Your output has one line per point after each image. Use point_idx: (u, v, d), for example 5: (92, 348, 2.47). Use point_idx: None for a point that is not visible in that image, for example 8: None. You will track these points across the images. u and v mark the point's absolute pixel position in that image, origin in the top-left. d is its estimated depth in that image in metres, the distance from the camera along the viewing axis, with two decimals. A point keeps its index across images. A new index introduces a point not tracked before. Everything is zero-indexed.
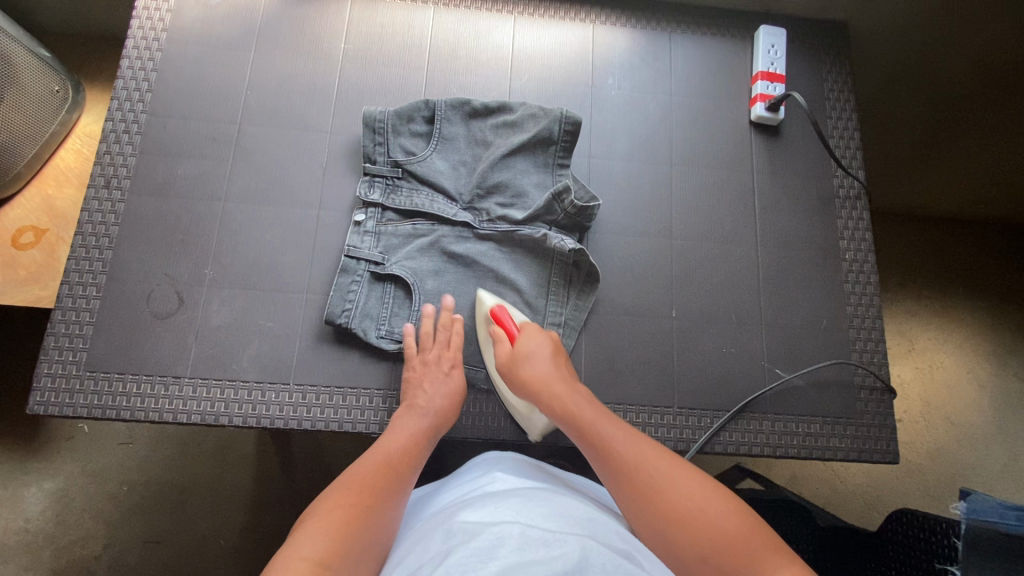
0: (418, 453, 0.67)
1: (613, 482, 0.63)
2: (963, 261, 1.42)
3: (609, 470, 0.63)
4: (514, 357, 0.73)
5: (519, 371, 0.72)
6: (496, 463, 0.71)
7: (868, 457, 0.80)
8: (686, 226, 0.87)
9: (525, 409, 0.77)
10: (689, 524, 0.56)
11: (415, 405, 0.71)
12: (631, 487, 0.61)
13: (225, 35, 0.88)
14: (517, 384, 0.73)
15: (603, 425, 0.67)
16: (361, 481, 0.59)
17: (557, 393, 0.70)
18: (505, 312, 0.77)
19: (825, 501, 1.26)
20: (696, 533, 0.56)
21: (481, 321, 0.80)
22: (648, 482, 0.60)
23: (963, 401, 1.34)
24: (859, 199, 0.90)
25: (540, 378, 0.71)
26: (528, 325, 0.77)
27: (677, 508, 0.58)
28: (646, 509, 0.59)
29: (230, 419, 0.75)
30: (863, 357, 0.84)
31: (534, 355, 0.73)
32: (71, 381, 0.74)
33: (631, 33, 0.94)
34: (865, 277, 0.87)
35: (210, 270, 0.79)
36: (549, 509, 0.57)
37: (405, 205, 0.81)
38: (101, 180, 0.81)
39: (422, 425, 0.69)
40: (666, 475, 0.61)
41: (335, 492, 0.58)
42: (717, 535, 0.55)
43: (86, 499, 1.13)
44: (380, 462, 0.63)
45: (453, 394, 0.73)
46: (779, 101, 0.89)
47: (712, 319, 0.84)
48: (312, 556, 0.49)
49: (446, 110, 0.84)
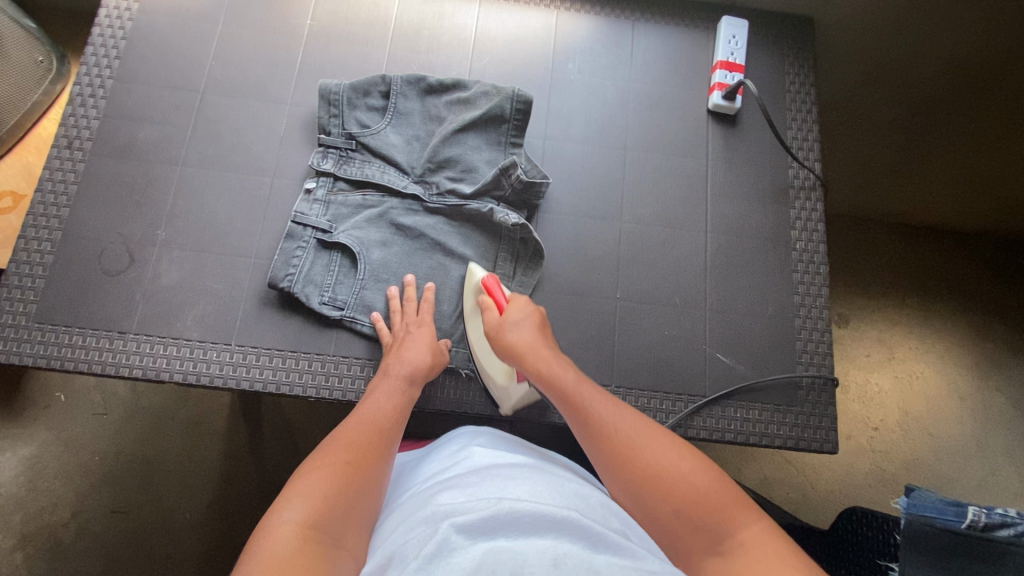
0: (401, 411, 0.68)
1: (594, 445, 0.62)
2: (942, 267, 1.41)
3: (589, 433, 0.63)
4: (500, 325, 0.74)
5: (505, 338, 0.73)
6: (476, 434, 0.70)
7: (806, 446, 0.80)
8: (637, 210, 0.88)
9: (503, 378, 0.77)
10: (666, 486, 0.56)
11: (389, 368, 0.72)
12: (612, 451, 0.60)
13: (194, 7, 0.91)
14: (501, 351, 0.73)
15: (587, 391, 0.67)
16: (351, 444, 0.60)
17: (542, 359, 0.70)
18: (496, 283, 0.78)
19: (794, 505, 1.24)
20: (674, 493, 0.55)
21: (469, 291, 0.81)
22: (628, 444, 0.60)
23: (936, 409, 1.32)
24: (814, 190, 0.90)
25: (526, 343, 0.72)
26: (518, 297, 0.77)
27: (655, 471, 0.57)
28: (624, 471, 0.58)
29: (171, 375, 0.76)
30: (808, 347, 0.84)
31: (520, 325, 0.73)
32: (20, 331, 0.76)
33: (594, 19, 0.96)
34: (815, 267, 0.87)
35: (162, 230, 0.81)
36: (538, 482, 0.55)
37: (356, 176, 0.83)
38: (64, 141, 0.84)
39: (399, 384, 0.70)
40: (647, 439, 0.60)
41: (326, 454, 0.58)
42: (693, 495, 0.54)
43: (51, 461, 1.15)
44: (368, 425, 0.63)
45: (428, 353, 0.74)
46: (734, 90, 0.90)
47: (658, 302, 0.84)
48: (298, 519, 0.50)
49: (402, 85, 0.85)
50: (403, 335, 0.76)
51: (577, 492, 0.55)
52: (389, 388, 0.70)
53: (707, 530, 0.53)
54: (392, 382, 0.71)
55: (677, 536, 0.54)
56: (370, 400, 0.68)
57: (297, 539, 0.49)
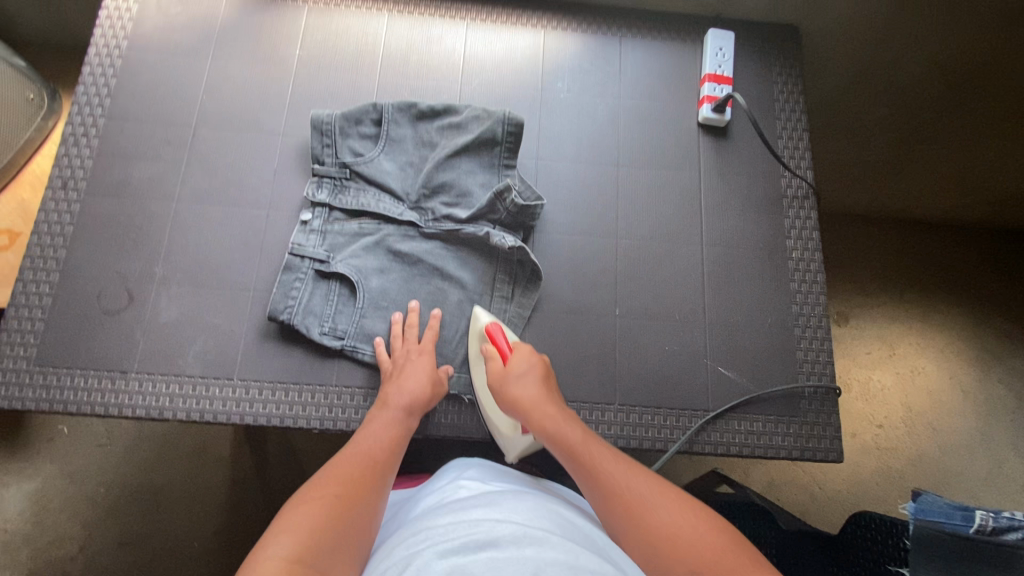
0: (393, 445, 0.67)
1: (606, 506, 0.60)
2: (938, 263, 1.41)
3: (601, 495, 0.61)
4: (503, 376, 0.73)
5: (508, 389, 0.72)
6: (466, 466, 0.72)
7: (811, 455, 0.80)
8: (633, 226, 0.88)
9: (508, 430, 0.77)
10: (683, 546, 0.54)
11: (388, 399, 0.72)
12: (626, 513, 0.58)
13: (183, 42, 0.91)
14: (506, 404, 0.73)
15: (592, 447, 0.67)
16: (340, 479, 0.59)
17: (547, 415, 0.70)
18: (499, 329, 0.78)
19: (802, 508, 1.24)
20: (692, 553, 0.53)
21: (474, 337, 0.81)
22: (640, 504, 0.59)
23: (939, 405, 1.32)
24: (807, 198, 0.91)
25: (528, 395, 0.71)
26: (521, 345, 0.77)
27: (670, 531, 0.55)
28: (639, 532, 0.56)
29: (175, 414, 0.76)
30: (809, 356, 0.84)
31: (524, 376, 0.73)
32: (21, 375, 0.76)
33: (581, 37, 0.96)
34: (812, 275, 0.87)
35: (160, 268, 0.81)
36: (518, 508, 0.57)
37: (351, 205, 0.83)
38: (58, 182, 0.84)
39: (395, 417, 0.70)
40: (660, 499, 0.59)
41: (313, 489, 0.57)
42: (710, 555, 0.53)
43: (56, 498, 1.14)
44: (356, 457, 0.63)
45: (428, 385, 0.74)
46: (724, 103, 0.90)
47: (658, 316, 0.84)
48: (286, 554, 0.48)
49: (393, 112, 0.86)
50: (403, 362, 0.76)
51: (557, 518, 0.57)
52: (386, 420, 0.70)
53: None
54: (391, 412, 0.71)
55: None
56: (363, 432, 0.68)
57: (284, 571, 0.46)
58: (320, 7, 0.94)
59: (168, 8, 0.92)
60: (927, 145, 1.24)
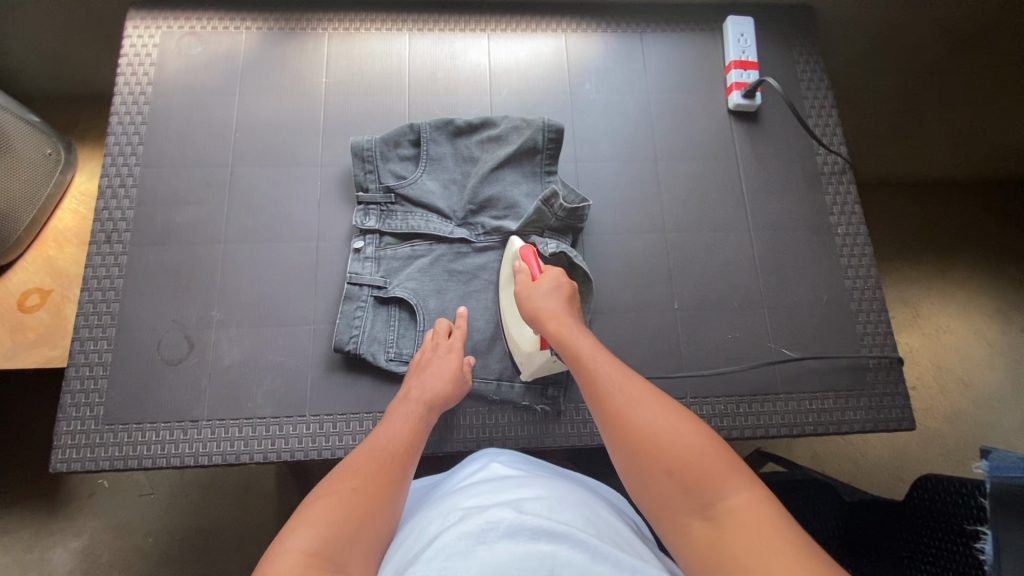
0: (416, 437, 0.65)
1: (597, 405, 0.61)
2: (961, 223, 1.41)
3: (597, 399, 0.61)
4: (526, 292, 0.73)
5: (528, 304, 0.72)
6: (496, 453, 0.71)
7: (885, 426, 0.80)
8: (677, 218, 0.89)
9: (530, 346, 0.76)
10: (663, 449, 0.54)
11: (409, 392, 0.71)
12: (617, 419, 0.58)
13: (209, 82, 0.90)
14: (525, 316, 0.72)
15: (601, 356, 0.64)
16: (363, 470, 0.58)
17: (562, 324, 0.68)
18: (531, 253, 0.78)
19: (849, 476, 1.24)
20: (671, 458, 0.54)
21: (509, 259, 0.82)
22: (633, 412, 0.58)
23: (974, 361, 1.32)
24: (844, 173, 0.92)
25: (548, 311, 0.70)
26: (552, 268, 0.75)
27: (656, 437, 0.55)
28: (626, 437, 0.56)
29: (251, 457, 0.75)
30: (867, 329, 0.85)
31: (545, 294, 0.72)
32: (91, 436, 0.75)
33: (603, 37, 0.97)
34: (859, 249, 0.88)
35: (217, 311, 0.80)
36: (547, 494, 0.56)
37: (402, 228, 0.84)
38: (102, 236, 0.83)
39: (417, 409, 0.69)
40: (653, 407, 0.58)
41: (336, 479, 0.57)
42: (685, 458, 0.53)
43: (111, 553, 1.11)
44: (384, 448, 0.62)
45: (449, 380, 0.72)
46: (754, 88, 0.91)
47: (713, 307, 0.85)
48: (304, 548, 0.48)
49: (431, 131, 0.87)
50: (430, 356, 0.75)
51: (584, 507, 0.56)
52: (405, 411, 0.68)
53: (693, 495, 0.51)
54: (411, 406, 0.69)
55: (663, 498, 0.53)
56: (387, 424, 0.66)
57: (301, 567, 0.47)
58: (341, 32, 0.94)
59: (189, 49, 0.91)
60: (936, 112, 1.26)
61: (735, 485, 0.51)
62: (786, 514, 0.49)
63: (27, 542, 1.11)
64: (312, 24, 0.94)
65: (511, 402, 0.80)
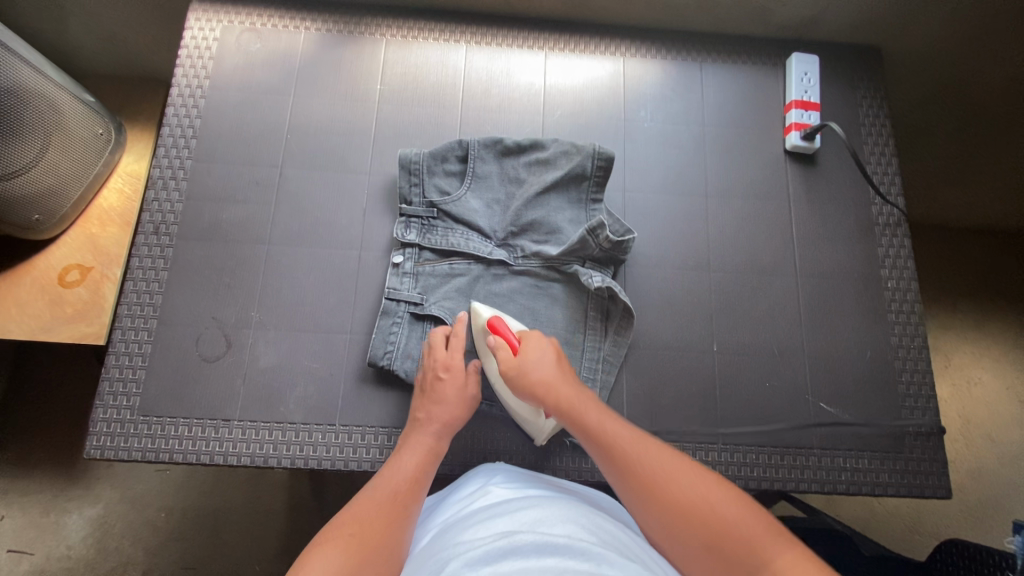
0: (424, 472, 0.66)
1: (625, 483, 0.59)
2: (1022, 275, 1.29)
3: (622, 477, 0.60)
4: (519, 367, 0.70)
5: (529, 378, 0.69)
6: (492, 473, 0.70)
7: (919, 493, 0.79)
8: (723, 257, 0.87)
9: (532, 414, 0.75)
10: (703, 523, 0.54)
11: (417, 420, 0.71)
12: (647, 494, 0.57)
13: (265, 80, 0.90)
14: (522, 391, 0.70)
15: (612, 427, 0.64)
16: (367, 508, 0.59)
17: (568, 398, 0.67)
18: (503, 323, 0.75)
19: (863, 524, 1.17)
20: (709, 531, 0.53)
21: (480, 331, 0.78)
22: (662, 485, 0.57)
23: (1004, 419, 1.23)
24: (899, 226, 0.89)
25: (549, 381, 0.69)
26: (528, 334, 0.74)
27: (690, 508, 0.55)
28: (661, 514, 0.56)
29: (279, 461, 0.75)
30: (910, 390, 0.83)
31: (540, 363, 0.70)
32: (126, 425, 0.76)
33: (662, 64, 0.95)
34: (909, 306, 0.86)
35: (256, 312, 0.81)
36: (545, 513, 0.56)
37: (442, 245, 0.84)
38: (150, 226, 0.83)
39: (427, 440, 0.69)
40: (678, 475, 0.58)
41: (341, 523, 0.58)
42: (727, 530, 0.53)
43: (125, 526, 1.13)
44: (389, 486, 0.63)
45: (458, 406, 0.72)
46: (815, 131, 0.88)
47: (752, 352, 0.83)
48: None
49: (479, 149, 0.86)
50: (434, 378, 0.74)
51: (584, 519, 0.55)
52: (415, 443, 0.69)
53: (741, 566, 0.51)
54: (421, 436, 0.70)
55: (710, 574, 0.53)
56: (396, 459, 0.67)
57: None
58: (398, 39, 0.93)
59: (248, 45, 0.92)
60: (998, 181, 1.15)
61: (778, 545, 0.51)
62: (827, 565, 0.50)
63: (43, 507, 1.13)
64: (371, 29, 0.93)
65: (539, 431, 0.79)
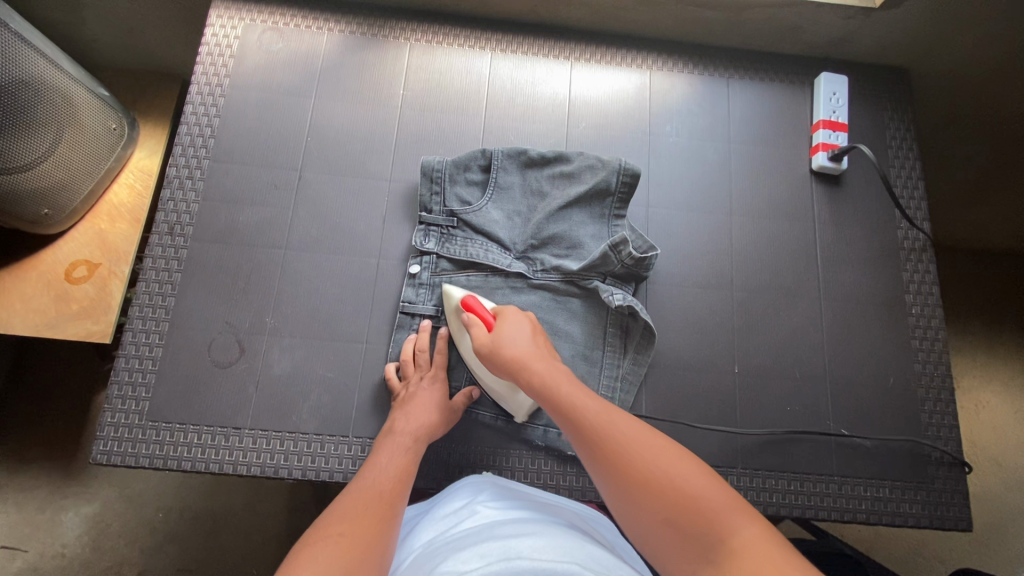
0: (405, 471, 0.64)
1: (589, 453, 0.55)
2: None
3: (584, 445, 0.56)
4: (492, 342, 0.67)
5: (500, 352, 0.66)
6: (478, 490, 0.67)
7: (940, 524, 0.78)
8: (745, 277, 0.86)
9: (508, 391, 0.75)
10: (660, 493, 0.49)
11: (395, 426, 0.70)
12: (607, 461, 0.53)
13: (286, 81, 0.89)
14: (498, 366, 0.66)
15: (579, 394, 0.59)
16: (351, 511, 0.55)
17: (533, 365, 0.63)
18: (477, 302, 0.73)
19: (868, 546, 1.15)
20: (666, 503, 0.49)
21: (453, 313, 0.77)
22: (623, 452, 0.53)
23: (1014, 445, 1.22)
24: (925, 251, 0.88)
25: (517, 352, 0.65)
26: (503, 309, 0.71)
27: (650, 476, 0.51)
28: (620, 482, 0.52)
29: (290, 473, 0.74)
30: (933, 419, 0.81)
31: (512, 336, 0.67)
32: (134, 430, 0.74)
33: (689, 78, 0.94)
34: (932, 333, 0.85)
35: (270, 318, 0.79)
36: (539, 534, 0.53)
37: (460, 255, 0.82)
38: (165, 226, 0.82)
39: (404, 443, 0.68)
40: (640, 442, 0.54)
41: (322, 527, 0.53)
42: (687, 503, 0.48)
43: (121, 526, 1.11)
44: (370, 488, 0.60)
45: (436, 412, 0.72)
46: (843, 152, 0.87)
47: (773, 374, 0.82)
48: None
49: (502, 159, 0.85)
50: (413, 388, 0.74)
51: (581, 543, 0.53)
52: (392, 447, 0.67)
53: (697, 537, 0.47)
54: (398, 440, 0.68)
55: (666, 547, 0.48)
56: (374, 461, 0.65)
57: None
58: (423, 44, 0.92)
59: (270, 45, 0.90)
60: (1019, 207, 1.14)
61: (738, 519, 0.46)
62: (792, 545, 0.45)
63: (39, 504, 1.11)
64: (395, 33, 0.92)
65: (554, 450, 0.78)
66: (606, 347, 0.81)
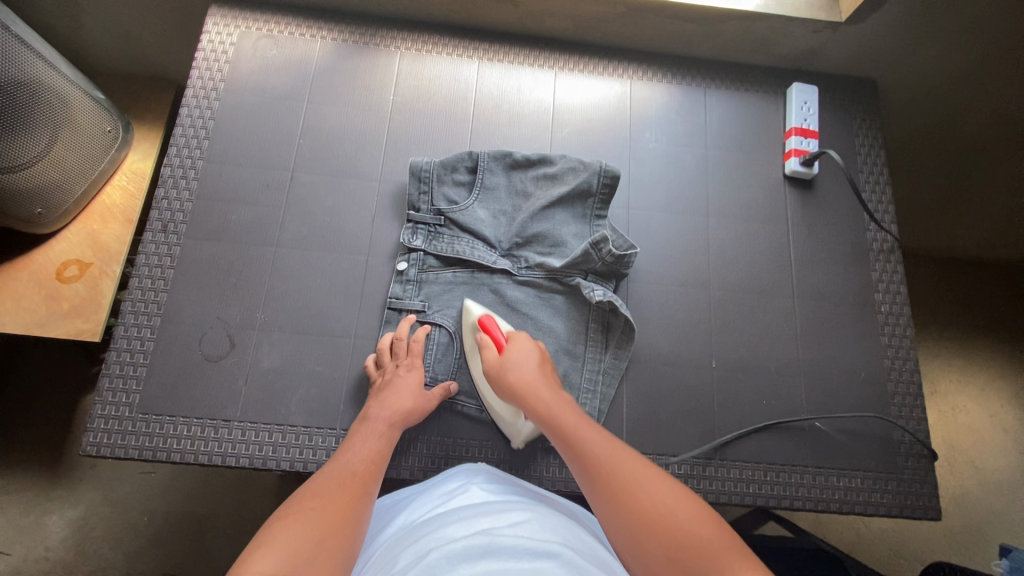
0: (381, 454, 0.66)
1: (590, 481, 0.57)
2: (1003, 304, 1.33)
3: (586, 474, 0.57)
4: (500, 365, 0.70)
5: (507, 377, 0.68)
6: (472, 474, 0.69)
7: (911, 513, 0.80)
8: (722, 276, 0.89)
9: (510, 416, 0.76)
10: (660, 529, 0.51)
11: (369, 413, 0.71)
12: (607, 489, 0.55)
13: (280, 85, 0.92)
14: (505, 391, 0.69)
15: (584, 426, 0.62)
16: (335, 486, 0.58)
17: (540, 396, 0.66)
18: (493, 322, 0.76)
19: (849, 547, 1.18)
20: (666, 539, 0.50)
21: (468, 329, 0.81)
22: (625, 486, 0.54)
23: (988, 445, 1.25)
24: (893, 252, 0.92)
25: (526, 381, 0.67)
26: (516, 334, 0.74)
27: (652, 513, 0.52)
28: (621, 514, 0.53)
29: (278, 464, 0.75)
30: (902, 412, 0.85)
31: (520, 363, 0.69)
32: (124, 423, 0.75)
33: (668, 87, 0.98)
34: (901, 330, 0.88)
35: (261, 313, 0.81)
36: (522, 514, 0.55)
37: (447, 252, 0.85)
38: (158, 224, 0.84)
39: (380, 428, 0.69)
40: (642, 476, 0.55)
41: (305, 499, 0.55)
42: (687, 543, 0.49)
43: (107, 527, 1.10)
44: (351, 467, 0.62)
45: (410, 397, 0.73)
46: (813, 157, 0.92)
47: (749, 370, 0.85)
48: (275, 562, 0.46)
49: (488, 161, 0.88)
50: (389, 377, 0.75)
51: (561, 525, 0.55)
52: (367, 432, 0.68)
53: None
54: (372, 426, 0.69)
55: None
56: (349, 445, 0.66)
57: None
58: (413, 52, 0.95)
59: (264, 50, 0.93)
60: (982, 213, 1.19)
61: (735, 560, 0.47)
62: None
63: (24, 506, 1.10)
64: (385, 41, 0.95)
65: (538, 441, 0.80)
66: (588, 342, 0.84)
